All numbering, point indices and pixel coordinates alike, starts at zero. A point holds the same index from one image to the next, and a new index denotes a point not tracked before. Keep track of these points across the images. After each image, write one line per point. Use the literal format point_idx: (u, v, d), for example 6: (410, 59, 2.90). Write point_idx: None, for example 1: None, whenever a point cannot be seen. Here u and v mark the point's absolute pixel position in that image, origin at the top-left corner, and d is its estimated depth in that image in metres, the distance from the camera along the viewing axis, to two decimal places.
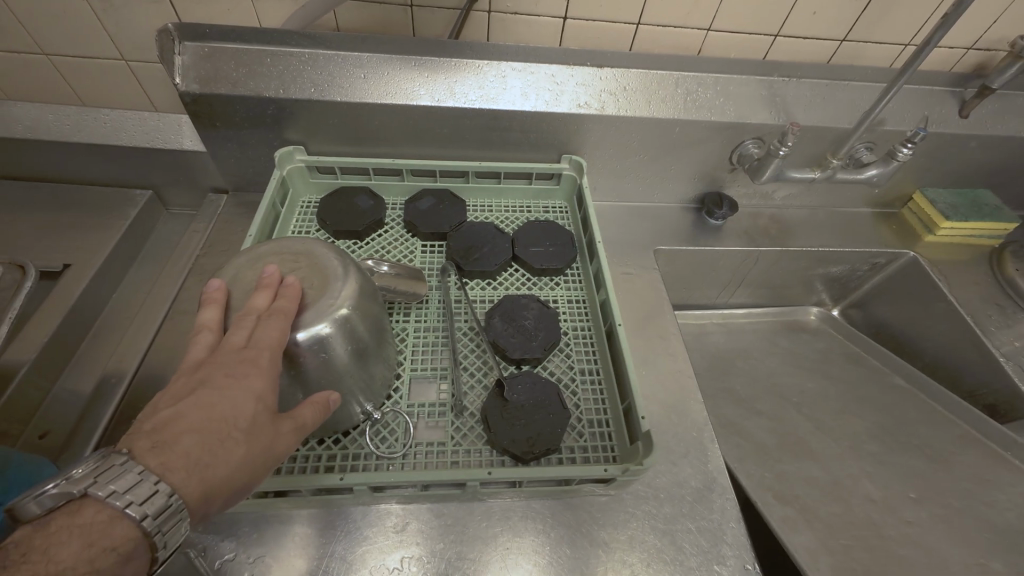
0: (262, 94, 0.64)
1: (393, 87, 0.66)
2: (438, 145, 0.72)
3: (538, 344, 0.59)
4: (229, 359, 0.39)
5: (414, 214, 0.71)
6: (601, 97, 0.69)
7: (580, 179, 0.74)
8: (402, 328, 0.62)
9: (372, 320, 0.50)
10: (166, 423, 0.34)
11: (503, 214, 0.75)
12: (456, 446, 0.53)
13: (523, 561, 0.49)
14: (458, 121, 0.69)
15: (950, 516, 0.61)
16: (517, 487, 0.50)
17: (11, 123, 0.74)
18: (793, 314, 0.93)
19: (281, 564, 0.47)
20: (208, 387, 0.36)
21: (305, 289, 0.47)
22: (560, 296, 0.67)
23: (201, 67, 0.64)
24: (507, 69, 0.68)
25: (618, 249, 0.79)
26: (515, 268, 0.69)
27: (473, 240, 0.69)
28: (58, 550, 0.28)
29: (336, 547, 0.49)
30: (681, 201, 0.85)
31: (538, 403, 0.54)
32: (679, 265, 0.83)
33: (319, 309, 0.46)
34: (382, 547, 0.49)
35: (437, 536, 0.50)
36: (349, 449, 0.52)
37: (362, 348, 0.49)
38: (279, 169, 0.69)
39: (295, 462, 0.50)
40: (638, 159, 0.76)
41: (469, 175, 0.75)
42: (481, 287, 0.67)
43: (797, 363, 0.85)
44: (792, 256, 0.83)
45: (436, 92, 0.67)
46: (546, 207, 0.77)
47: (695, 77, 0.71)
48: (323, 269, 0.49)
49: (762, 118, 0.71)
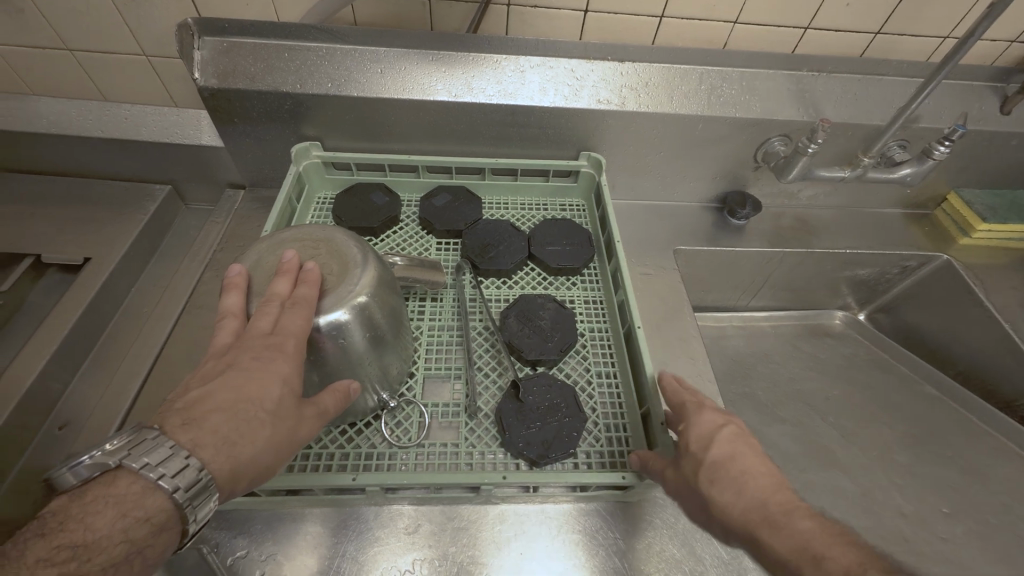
0: (279, 89, 0.64)
1: (410, 81, 0.66)
2: (454, 141, 0.71)
3: (555, 345, 0.58)
4: (255, 343, 0.38)
5: (429, 211, 0.70)
6: (621, 93, 0.68)
7: (598, 176, 0.72)
8: (417, 325, 0.62)
9: (392, 311, 0.50)
10: (195, 402, 0.34)
11: (519, 212, 0.74)
12: (469, 447, 0.52)
13: (536, 568, 0.48)
14: (475, 117, 0.68)
15: (986, 533, 0.60)
16: (530, 492, 0.49)
17: (35, 118, 0.75)
18: (816, 318, 0.90)
19: (292, 563, 0.47)
20: (236, 369, 0.36)
21: (324, 275, 0.46)
22: (576, 297, 0.65)
23: (219, 62, 0.64)
24: (525, 64, 0.67)
25: (635, 249, 0.77)
26: (530, 267, 0.68)
27: (489, 236, 0.68)
28: (95, 519, 0.28)
29: (346, 548, 0.48)
30: (701, 200, 0.82)
31: (553, 406, 0.53)
32: (699, 265, 0.80)
33: (338, 297, 0.45)
34: (394, 548, 0.48)
35: (448, 539, 0.49)
36: (362, 448, 0.51)
37: (380, 341, 0.48)
38: (295, 165, 0.68)
39: (306, 460, 0.49)
40: (659, 157, 0.74)
41: (485, 172, 0.74)
42: (496, 286, 0.66)
43: (820, 368, 0.82)
44: (815, 259, 0.81)
45: (454, 88, 0.66)
46: (563, 205, 0.76)
47: (719, 72, 0.69)
48: (343, 256, 0.48)
49: (788, 115, 0.68)
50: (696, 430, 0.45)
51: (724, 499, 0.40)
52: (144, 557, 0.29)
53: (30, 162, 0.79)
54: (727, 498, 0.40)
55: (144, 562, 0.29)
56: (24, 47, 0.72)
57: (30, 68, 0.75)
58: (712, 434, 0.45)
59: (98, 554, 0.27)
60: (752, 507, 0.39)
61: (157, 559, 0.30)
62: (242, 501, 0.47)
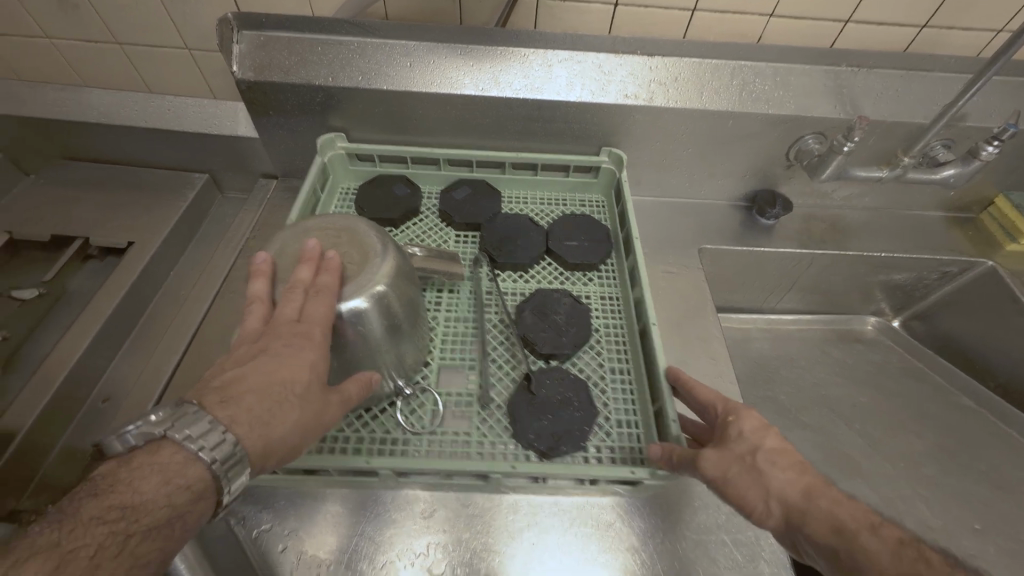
0: (312, 82, 0.66)
1: (438, 75, 0.66)
2: (480, 135, 0.72)
3: (569, 340, 0.58)
4: (284, 329, 0.40)
5: (449, 204, 0.71)
6: (649, 88, 0.67)
7: (619, 172, 0.71)
8: (433, 315, 0.63)
9: (411, 302, 0.51)
10: (230, 382, 0.36)
11: (539, 206, 0.74)
12: (481, 436, 0.53)
13: (547, 558, 0.48)
14: (501, 111, 0.68)
15: (1018, 550, 0.59)
16: (539, 483, 0.50)
17: (87, 108, 0.79)
18: (846, 323, 0.87)
19: (313, 539, 0.49)
20: (267, 354, 0.38)
21: (345, 263, 0.47)
22: (592, 293, 0.65)
23: (256, 55, 0.66)
24: (553, 58, 0.67)
25: (659, 247, 0.76)
26: (548, 262, 0.68)
27: (507, 230, 0.68)
28: (141, 483, 0.30)
29: (364, 528, 0.50)
30: (729, 198, 0.81)
31: (566, 400, 0.54)
32: (724, 265, 0.79)
33: (358, 285, 0.46)
34: (409, 531, 0.50)
35: (462, 525, 0.50)
36: (379, 432, 0.52)
37: (397, 330, 0.50)
38: (320, 155, 0.70)
39: (326, 442, 0.51)
40: (686, 154, 0.73)
41: (505, 166, 0.74)
42: (513, 280, 0.66)
43: (848, 375, 0.79)
44: (848, 261, 0.78)
45: (481, 82, 0.66)
46: (583, 201, 0.75)
47: (752, 67, 0.67)
48: (362, 245, 0.49)
49: (823, 112, 0.66)
50: (748, 422, 0.44)
51: (776, 483, 0.40)
52: (183, 523, 0.31)
53: (82, 150, 0.84)
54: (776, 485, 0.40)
55: (183, 527, 0.31)
56: (78, 40, 0.76)
57: (84, 61, 0.79)
58: (759, 429, 0.44)
59: (144, 516, 0.29)
60: (808, 491, 0.40)
61: (193, 526, 0.31)
62: (266, 478, 0.49)
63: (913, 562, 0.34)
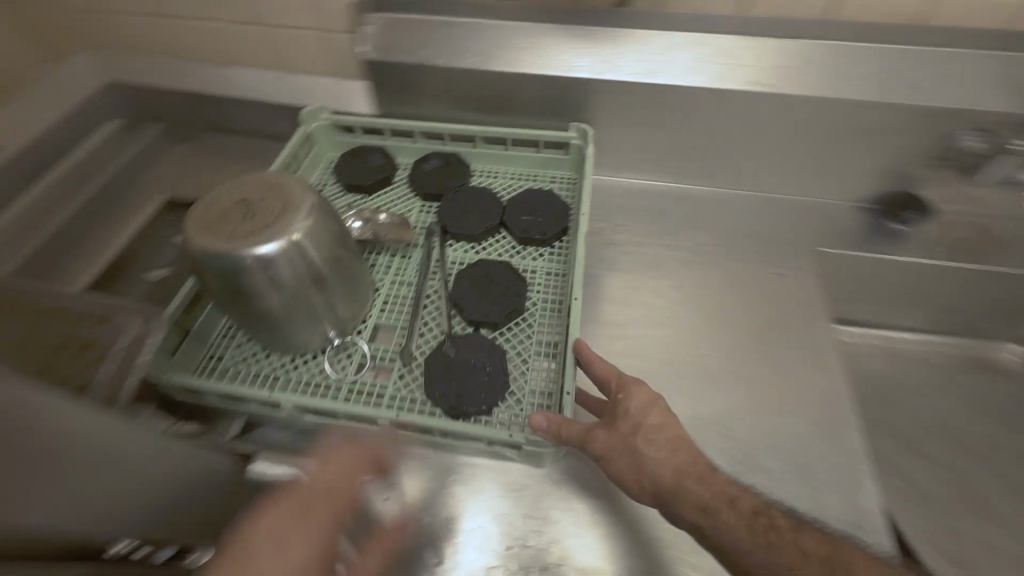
0: (431, 63, 0.69)
1: (553, 58, 0.66)
2: (585, 119, 0.70)
3: (498, 310, 0.59)
4: (289, 511, 0.42)
5: (418, 174, 0.71)
6: (779, 74, 0.62)
7: (585, 148, 0.68)
8: (381, 277, 0.65)
9: (332, 253, 0.51)
10: (242, 542, 0.38)
11: (506, 181, 0.72)
12: (397, 390, 0.56)
13: (578, 535, 0.54)
14: (614, 96, 0.67)
15: None
16: (444, 437, 0.54)
17: (211, 80, 0.81)
18: (983, 350, 0.76)
19: (398, 474, 0.58)
20: (264, 532, 0.39)
21: (264, 211, 0.47)
22: (537, 268, 0.65)
23: (383, 36, 0.70)
24: (675, 40, 0.64)
25: (769, 248, 0.71)
26: (503, 235, 0.68)
27: (466, 202, 0.68)
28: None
29: (436, 478, 0.58)
30: (855, 199, 0.72)
31: (477, 365, 0.55)
32: (841, 271, 0.73)
33: (275, 230, 0.46)
34: (467, 489, 0.57)
35: (517, 498, 0.56)
36: (311, 372, 0.57)
37: (322, 281, 0.51)
38: (302, 126, 0.72)
39: (282, 381, 0.57)
40: (813, 148, 0.67)
41: (476, 140, 0.72)
42: (464, 250, 0.67)
43: (979, 407, 0.71)
44: (997, 277, 0.69)
45: (596, 65, 0.65)
46: (552, 177, 0.72)
47: (903, 52, 0.61)
48: (285, 196, 0.48)
49: (988, 104, 0.58)
50: (636, 398, 0.51)
51: (657, 457, 0.48)
52: None
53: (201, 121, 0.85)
54: (659, 453, 0.48)
55: None
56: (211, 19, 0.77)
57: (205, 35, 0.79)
58: (644, 405, 0.50)
59: None
60: (677, 474, 0.47)
61: None
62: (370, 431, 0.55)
63: (765, 530, 0.42)
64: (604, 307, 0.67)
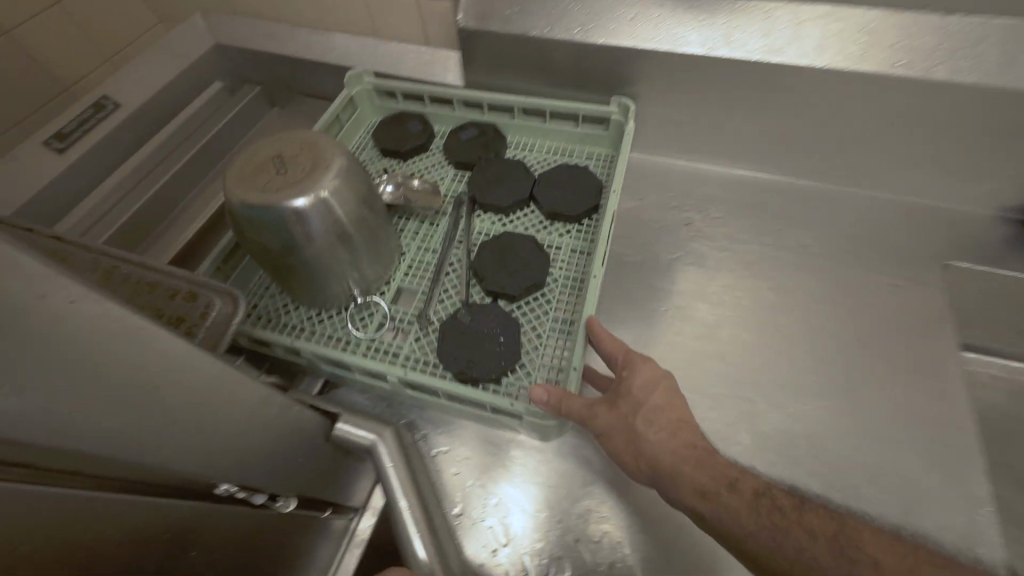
0: (529, 34, 0.65)
1: (662, 31, 0.61)
2: (689, 100, 0.65)
3: (517, 282, 0.58)
4: None
5: (454, 144, 0.73)
6: (932, 57, 0.54)
7: (624, 123, 0.66)
8: (408, 241, 0.66)
9: (358, 213, 0.50)
10: None
11: (540, 155, 0.72)
12: (410, 351, 0.57)
13: (641, 534, 0.53)
14: (726, 75, 0.60)
15: None
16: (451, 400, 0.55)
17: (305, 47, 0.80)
18: None
19: (455, 449, 0.58)
20: None
21: (296, 167, 0.47)
22: (563, 244, 0.64)
23: (480, 3, 0.67)
24: (807, 14, 0.57)
25: (887, 258, 0.64)
26: (532, 209, 0.67)
27: (497, 173, 0.68)
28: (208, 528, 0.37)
29: (491, 455, 0.57)
30: (999, 208, 0.63)
31: (489, 334, 0.55)
32: (970, 289, 0.64)
33: (301, 185, 0.46)
34: (517, 469, 0.57)
35: (578, 488, 0.55)
36: (334, 327, 0.59)
37: (347, 239, 0.51)
38: (348, 88, 0.73)
39: (307, 333, 0.59)
40: (960, 147, 0.58)
41: (515, 111, 0.72)
42: (491, 221, 0.67)
43: None
44: None
45: (708, 39, 0.59)
46: (588, 153, 0.72)
47: None
48: (318, 153, 0.48)
49: None
50: (641, 376, 0.49)
51: (655, 438, 0.46)
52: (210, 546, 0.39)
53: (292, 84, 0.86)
54: (660, 436, 0.46)
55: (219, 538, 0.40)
56: None
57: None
58: (652, 384, 0.48)
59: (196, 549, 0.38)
60: (674, 458, 0.45)
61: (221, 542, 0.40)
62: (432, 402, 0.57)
63: (768, 512, 0.40)
64: (689, 303, 0.63)
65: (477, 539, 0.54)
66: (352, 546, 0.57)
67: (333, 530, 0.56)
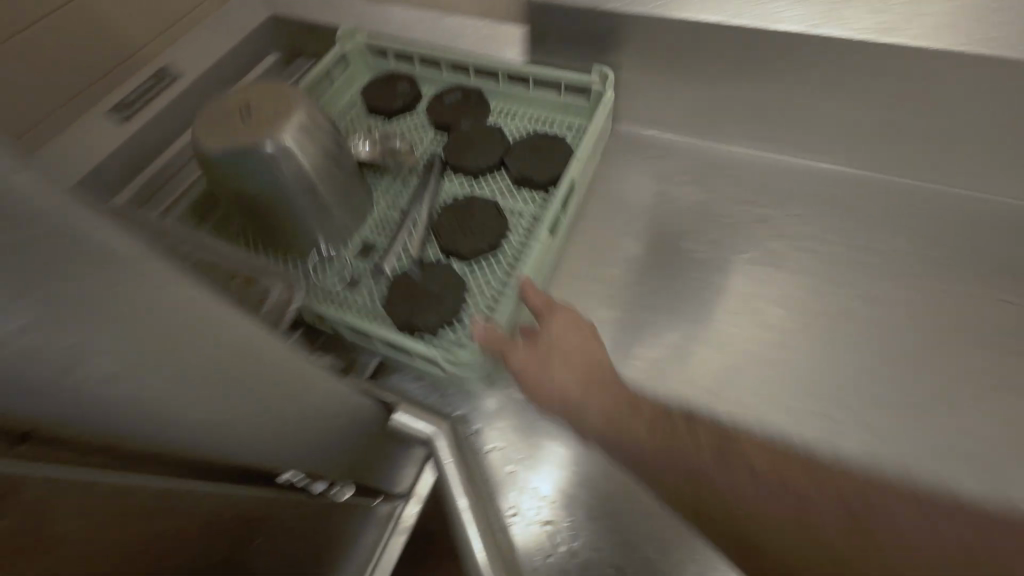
0: (605, 8, 0.61)
1: (755, 7, 0.56)
2: (779, 84, 0.59)
3: (471, 244, 0.56)
4: None
5: (436, 105, 0.66)
6: None
7: (604, 93, 0.60)
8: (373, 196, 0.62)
9: (324, 162, 0.51)
10: None
11: (518, 123, 0.66)
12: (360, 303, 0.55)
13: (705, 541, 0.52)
14: (827, 56, 0.55)
15: None
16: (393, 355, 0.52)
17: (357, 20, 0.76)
18: None
19: (494, 439, 0.56)
20: None
21: (264, 114, 0.48)
22: (526, 215, 0.59)
23: None
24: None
25: (991, 266, 0.58)
26: (502, 177, 0.62)
27: (467, 136, 0.63)
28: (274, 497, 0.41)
29: (525, 443, 0.56)
30: None
31: (437, 292, 0.53)
32: None
33: (267, 132, 0.47)
34: (548, 457, 0.55)
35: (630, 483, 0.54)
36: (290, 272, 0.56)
37: (317, 193, 0.52)
38: (338, 43, 0.67)
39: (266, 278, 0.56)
40: None
41: (497, 75, 0.66)
42: (458, 185, 0.62)
43: None
44: None
45: (807, 15, 0.54)
46: (568, 126, 0.65)
47: None
48: (286, 101, 0.49)
49: None
50: (558, 320, 0.50)
51: (561, 377, 0.46)
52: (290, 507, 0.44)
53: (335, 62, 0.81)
54: (567, 379, 0.45)
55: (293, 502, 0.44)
56: None
57: None
58: (566, 326, 0.49)
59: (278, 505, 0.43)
60: (608, 416, 0.41)
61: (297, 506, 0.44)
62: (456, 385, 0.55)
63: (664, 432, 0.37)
64: (764, 304, 0.59)
65: (529, 538, 0.53)
66: (396, 532, 0.55)
67: (377, 516, 0.55)
